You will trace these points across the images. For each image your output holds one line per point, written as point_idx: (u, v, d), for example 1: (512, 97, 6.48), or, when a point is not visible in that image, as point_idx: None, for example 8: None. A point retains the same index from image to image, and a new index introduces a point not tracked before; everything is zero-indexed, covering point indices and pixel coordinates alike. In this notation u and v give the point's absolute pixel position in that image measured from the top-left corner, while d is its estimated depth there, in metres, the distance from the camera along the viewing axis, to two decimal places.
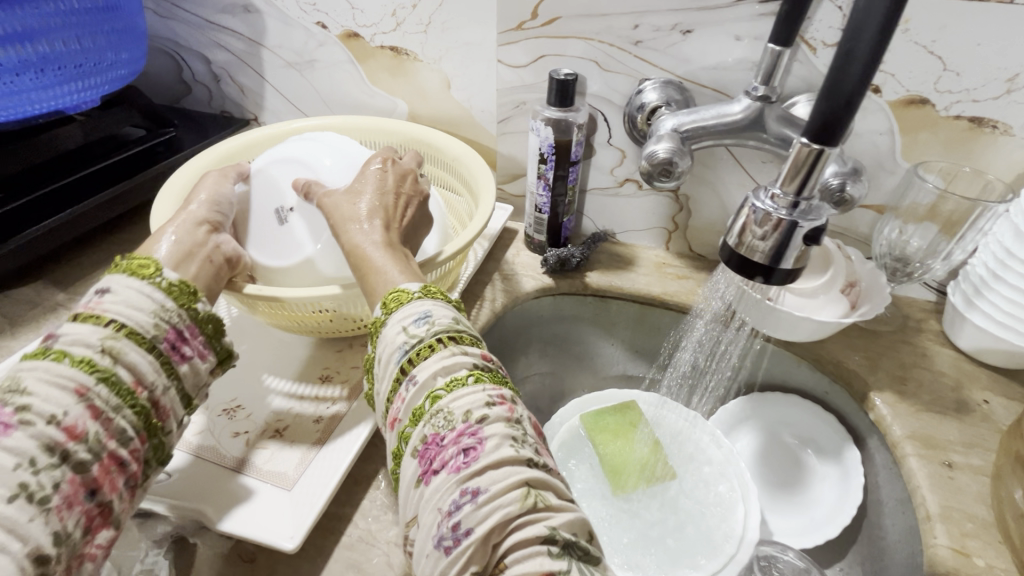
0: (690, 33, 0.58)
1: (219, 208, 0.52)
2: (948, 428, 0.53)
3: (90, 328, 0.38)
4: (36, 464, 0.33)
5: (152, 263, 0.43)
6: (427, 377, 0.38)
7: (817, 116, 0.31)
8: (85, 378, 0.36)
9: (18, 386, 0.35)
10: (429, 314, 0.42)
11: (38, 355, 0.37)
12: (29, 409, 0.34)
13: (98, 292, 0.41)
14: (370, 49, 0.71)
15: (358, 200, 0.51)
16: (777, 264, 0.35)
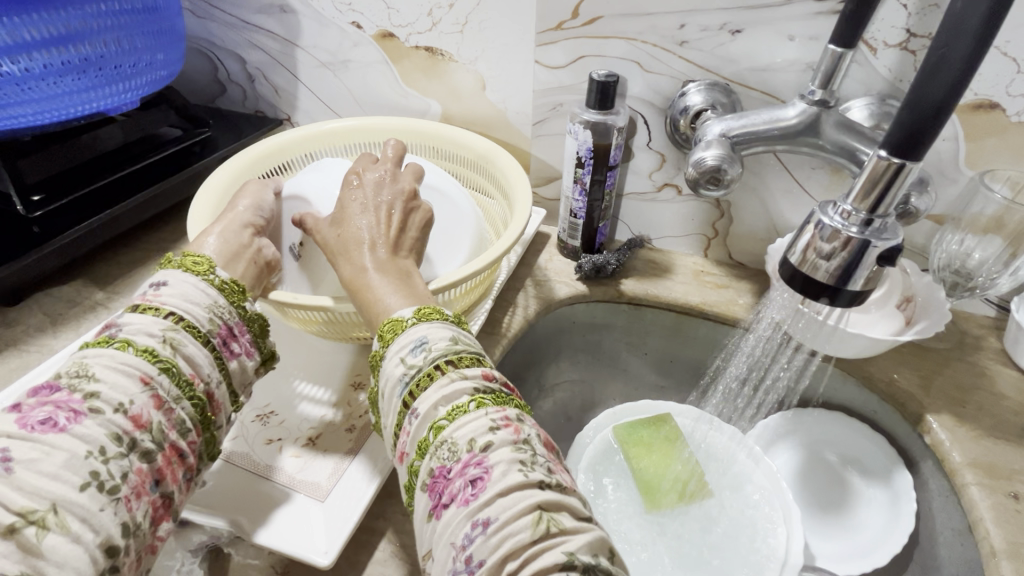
0: (739, 33, 0.55)
1: (263, 212, 0.53)
2: (1013, 456, 0.50)
3: (152, 319, 0.39)
4: (106, 453, 0.33)
5: (206, 260, 0.44)
6: (427, 409, 0.37)
7: (900, 127, 0.29)
8: (149, 367, 0.37)
9: (86, 372, 0.35)
10: (426, 341, 0.40)
11: (104, 344, 0.37)
12: (97, 397, 0.34)
13: (154, 285, 0.42)
14: (405, 49, 0.70)
15: (353, 220, 0.49)
16: (845, 284, 0.33)
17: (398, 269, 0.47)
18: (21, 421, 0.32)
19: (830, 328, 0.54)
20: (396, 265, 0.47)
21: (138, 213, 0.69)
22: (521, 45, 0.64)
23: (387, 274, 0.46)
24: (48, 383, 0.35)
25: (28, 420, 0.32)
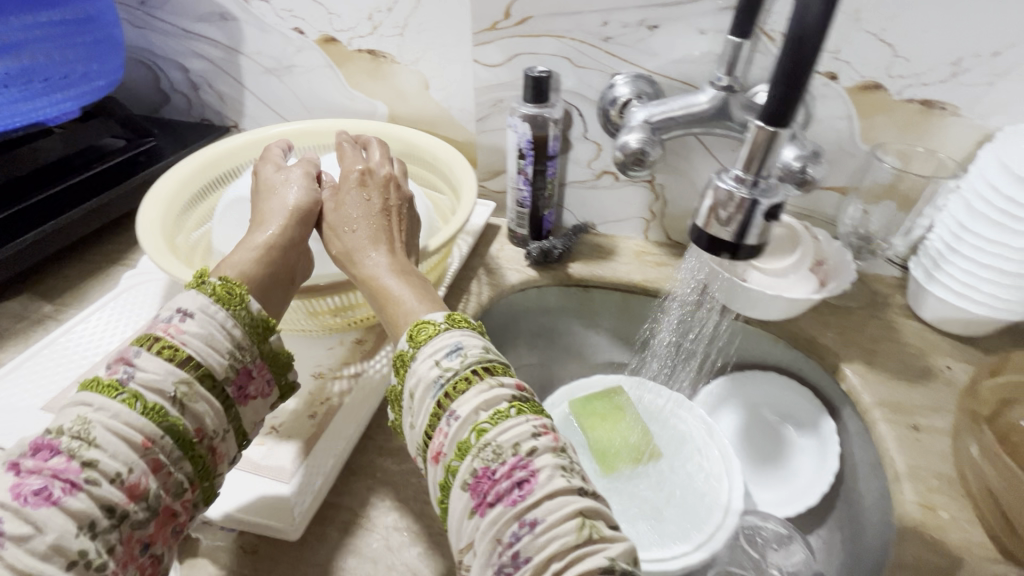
0: (656, 28, 0.60)
1: (302, 224, 0.53)
2: (914, 394, 0.56)
3: (169, 365, 0.38)
4: (95, 528, 0.32)
5: (239, 293, 0.44)
6: (468, 411, 0.38)
7: (769, 101, 0.33)
8: (152, 431, 0.36)
9: (86, 436, 0.34)
10: (460, 346, 0.42)
11: (111, 391, 0.36)
12: (97, 464, 0.33)
13: (178, 313, 0.41)
14: (348, 53, 0.72)
15: (353, 232, 0.54)
16: (742, 241, 0.38)
17: (405, 266, 0.52)
18: (15, 488, 0.32)
19: (751, 292, 0.60)
20: (403, 262, 0.52)
21: (83, 223, 0.68)
22: (459, 45, 0.68)
23: (399, 271, 0.51)
24: (49, 438, 0.34)
25: (22, 489, 0.31)
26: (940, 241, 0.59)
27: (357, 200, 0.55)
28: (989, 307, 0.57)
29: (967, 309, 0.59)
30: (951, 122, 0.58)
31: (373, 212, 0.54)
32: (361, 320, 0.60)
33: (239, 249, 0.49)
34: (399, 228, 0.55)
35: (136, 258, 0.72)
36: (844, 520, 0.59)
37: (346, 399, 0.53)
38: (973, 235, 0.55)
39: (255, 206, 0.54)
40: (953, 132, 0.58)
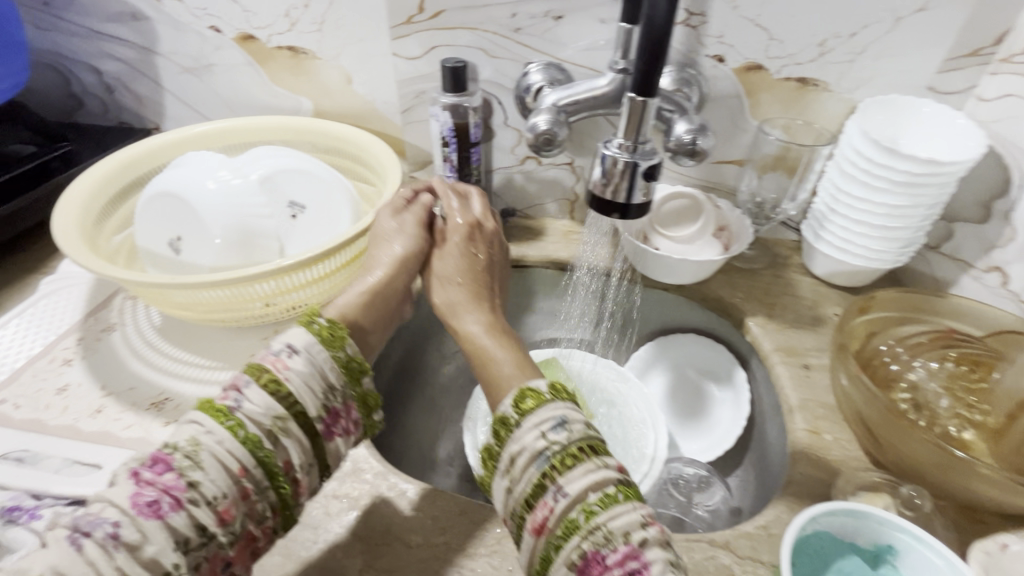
0: (561, 19, 0.65)
1: (393, 274, 0.58)
2: (807, 339, 0.63)
3: (270, 398, 0.41)
4: (186, 546, 0.36)
5: (341, 334, 0.47)
6: (576, 491, 0.38)
7: (638, 73, 0.38)
8: (246, 461, 0.39)
9: (195, 457, 0.38)
10: (566, 419, 0.41)
11: (221, 416, 0.40)
12: (198, 486, 0.37)
13: (286, 348, 0.44)
14: (268, 50, 0.73)
15: (453, 287, 0.59)
16: (630, 201, 0.42)
17: (503, 327, 0.55)
18: (134, 498, 0.36)
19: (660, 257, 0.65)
20: (496, 321, 0.55)
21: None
22: (378, 39, 0.70)
23: (494, 333, 0.53)
24: (166, 453, 0.38)
25: (139, 500, 0.36)
26: (823, 204, 0.66)
27: (458, 253, 0.61)
28: (866, 258, 0.64)
29: (849, 263, 0.66)
30: (824, 96, 0.65)
31: (470, 265, 0.61)
32: (295, 307, 0.61)
33: (349, 287, 0.56)
34: (488, 281, 0.61)
35: (55, 264, 0.70)
36: (755, 457, 0.66)
37: None
38: (846, 194, 0.63)
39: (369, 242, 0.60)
40: (826, 106, 0.66)
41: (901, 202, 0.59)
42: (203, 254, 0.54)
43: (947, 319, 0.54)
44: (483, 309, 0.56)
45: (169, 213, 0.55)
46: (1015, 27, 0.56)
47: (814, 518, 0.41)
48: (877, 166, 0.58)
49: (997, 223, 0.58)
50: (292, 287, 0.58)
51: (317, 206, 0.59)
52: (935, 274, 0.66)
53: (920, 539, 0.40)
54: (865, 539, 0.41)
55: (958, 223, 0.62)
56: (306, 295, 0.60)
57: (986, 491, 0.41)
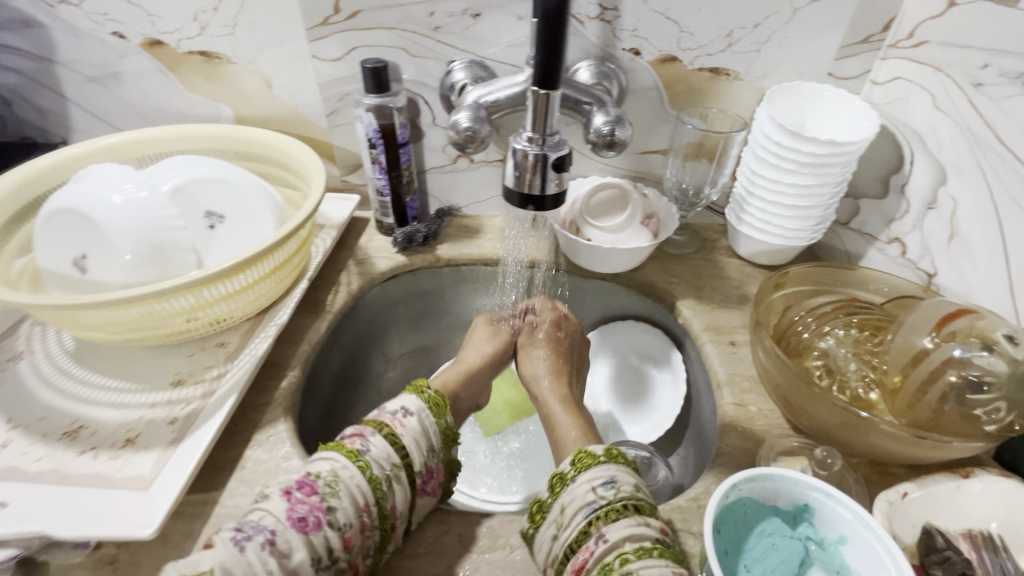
0: (479, 17, 0.65)
1: (485, 352, 0.67)
2: (734, 317, 0.66)
3: (388, 447, 0.47)
4: (315, 564, 0.40)
5: (446, 404, 0.54)
6: (616, 538, 0.41)
7: (538, 66, 0.39)
8: (370, 497, 0.44)
9: (335, 486, 0.43)
10: (616, 479, 0.45)
11: (351, 456, 0.45)
12: (334, 512, 0.42)
13: (402, 411, 0.51)
14: (179, 56, 0.70)
15: (539, 361, 0.68)
16: (544, 193, 0.43)
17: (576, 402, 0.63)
18: (288, 512, 0.40)
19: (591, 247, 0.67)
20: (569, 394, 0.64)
21: None
22: (294, 41, 0.68)
23: (565, 401, 0.63)
24: (311, 478, 0.43)
25: (293, 513, 0.40)
26: (741, 187, 0.69)
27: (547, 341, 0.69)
28: (783, 237, 0.68)
29: (769, 242, 0.69)
30: (735, 85, 0.68)
31: (560, 344, 0.69)
32: (221, 320, 0.58)
33: (454, 363, 0.66)
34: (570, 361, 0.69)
35: None
36: (691, 434, 0.68)
37: (208, 401, 0.52)
38: (760, 177, 0.66)
39: (467, 337, 0.70)
40: (738, 94, 0.69)
41: (809, 182, 0.62)
42: (111, 271, 0.52)
43: (853, 289, 0.58)
44: (557, 378, 0.66)
45: (72, 229, 0.52)
46: (898, 14, 0.60)
47: (736, 486, 0.42)
48: (784, 149, 0.61)
49: (894, 196, 0.62)
50: (213, 299, 0.56)
51: (236, 215, 0.57)
52: (846, 248, 0.70)
53: (832, 495, 0.42)
54: (786, 501, 0.43)
55: (863, 198, 0.67)
56: (230, 307, 0.58)
57: (886, 445, 0.43)
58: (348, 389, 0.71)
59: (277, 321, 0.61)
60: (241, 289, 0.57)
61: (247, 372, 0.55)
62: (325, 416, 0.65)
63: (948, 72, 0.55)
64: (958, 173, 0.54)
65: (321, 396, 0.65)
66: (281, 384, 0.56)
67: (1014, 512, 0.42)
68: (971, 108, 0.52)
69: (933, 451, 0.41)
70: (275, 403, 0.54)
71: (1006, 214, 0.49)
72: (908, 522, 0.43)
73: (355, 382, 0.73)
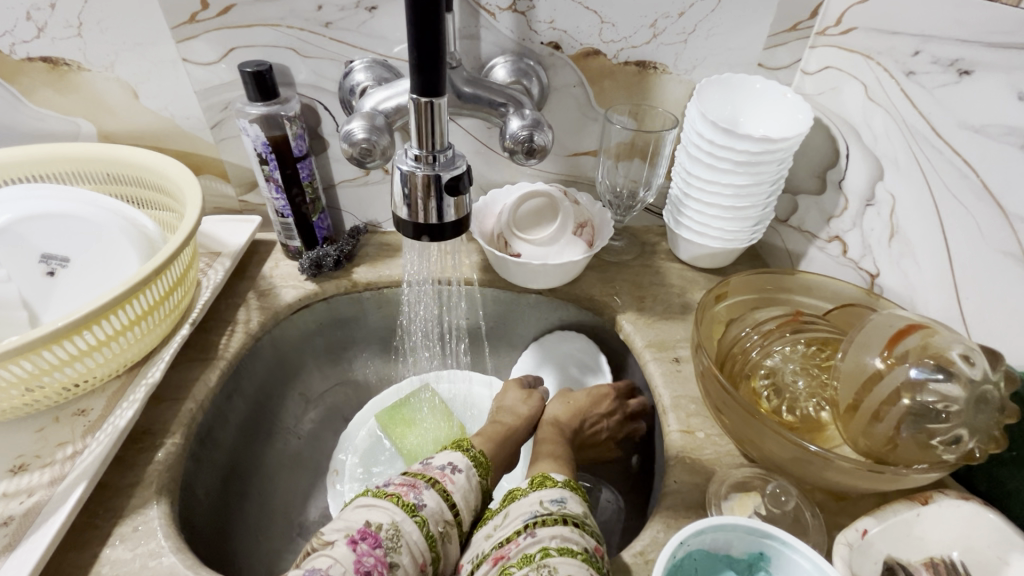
0: (375, 10, 0.57)
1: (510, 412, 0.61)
2: (676, 329, 0.61)
3: (441, 504, 0.45)
4: None
5: (487, 465, 0.51)
6: (544, 535, 0.41)
7: (414, 70, 0.31)
8: (428, 556, 0.42)
9: (397, 541, 0.41)
10: (566, 500, 0.45)
11: (408, 509, 0.43)
12: (396, 566, 0.40)
13: (450, 466, 0.49)
14: (16, 63, 0.59)
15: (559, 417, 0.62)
16: (441, 221, 0.36)
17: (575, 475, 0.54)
18: (355, 563, 0.39)
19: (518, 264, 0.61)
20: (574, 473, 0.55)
21: None
22: (156, 43, 0.58)
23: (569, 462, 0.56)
24: (373, 529, 0.41)
25: (360, 564, 0.39)
26: (677, 189, 0.65)
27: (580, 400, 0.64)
28: (721, 240, 0.63)
29: (707, 246, 0.65)
30: (664, 79, 0.63)
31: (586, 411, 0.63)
32: (77, 385, 0.48)
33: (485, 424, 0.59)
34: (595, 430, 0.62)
35: None
36: (649, 456, 0.62)
37: (55, 490, 0.43)
38: (695, 180, 0.61)
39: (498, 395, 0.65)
40: (668, 88, 0.64)
41: (744, 182, 0.58)
42: None
43: (797, 295, 0.55)
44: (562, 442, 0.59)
45: None
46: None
47: (684, 542, 0.37)
48: (718, 147, 0.56)
49: (832, 192, 0.59)
50: (58, 363, 0.45)
51: (83, 257, 0.47)
52: (787, 247, 0.67)
53: (789, 543, 0.37)
54: (739, 549, 0.39)
55: (801, 194, 0.63)
56: (85, 369, 0.48)
57: (840, 479, 0.39)
58: (256, 441, 0.62)
59: (150, 380, 0.51)
60: (95, 346, 0.47)
61: (108, 448, 0.45)
62: (223, 479, 0.56)
63: (878, 60, 0.52)
64: (895, 167, 0.51)
65: (218, 458, 0.55)
66: (155, 457, 0.47)
67: (977, 537, 0.39)
68: (905, 99, 0.49)
69: (889, 484, 0.38)
70: (145, 482, 0.45)
71: (947, 211, 0.46)
72: (869, 561, 0.39)
73: (265, 430, 0.64)
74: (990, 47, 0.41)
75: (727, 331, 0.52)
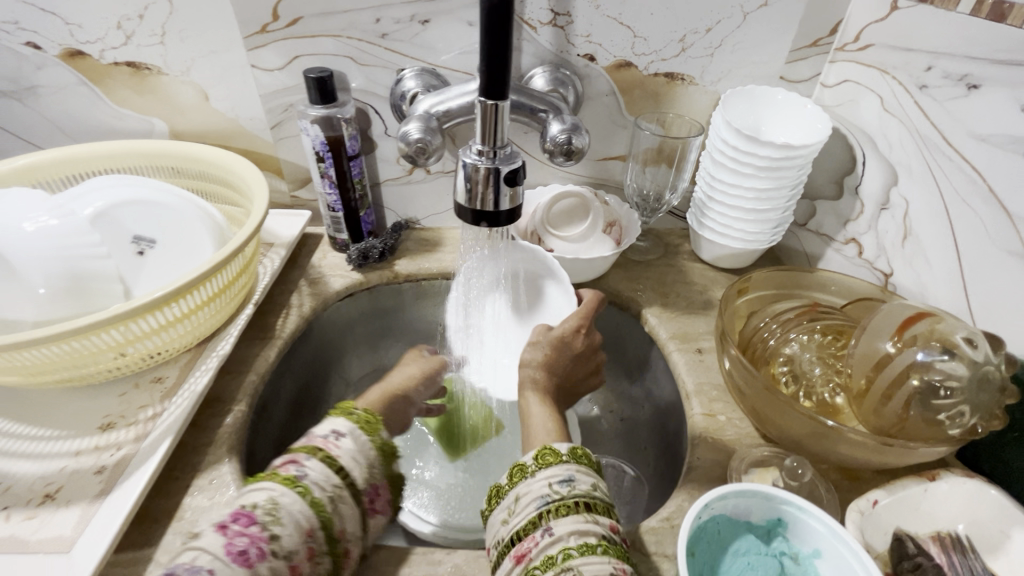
0: (427, 23, 0.62)
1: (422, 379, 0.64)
2: (699, 323, 0.65)
3: (328, 470, 0.44)
4: None
5: (376, 419, 0.51)
6: (563, 531, 0.39)
7: (484, 76, 0.36)
8: (314, 521, 0.41)
9: (277, 512, 0.40)
10: (573, 477, 0.43)
11: (288, 484, 0.42)
12: (278, 541, 0.39)
13: (334, 433, 0.48)
14: (103, 67, 0.65)
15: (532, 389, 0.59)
16: (498, 209, 0.41)
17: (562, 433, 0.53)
18: (226, 547, 0.37)
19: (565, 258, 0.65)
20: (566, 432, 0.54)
21: None
22: (230, 51, 0.64)
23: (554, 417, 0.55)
24: (247, 509, 0.39)
25: (232, 547, 0.37)
26: (701, 193, 0.69)
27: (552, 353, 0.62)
28: (743, 241, 0.67)
29: (729, 247, 0.68)
30: (691, 90, 0.68)
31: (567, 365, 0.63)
32: (157, 354, 0.53)
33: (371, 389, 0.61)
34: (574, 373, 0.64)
35: None
36: (664, 442, 0.63)
37: (141, 445, 0.48)
38: (719, 183, 0.65)
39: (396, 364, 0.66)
40: (694, 99, 0.69)
41: (766, 186, 0.62)
42: (20, 308, 0.46)
43: (814, 292, 0.58)
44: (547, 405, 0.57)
45: None
46: (845, 18, 0.61)
47: (709, 505, 0.41)
48: (742, 153, 0.60)
49: (849, 197, 0.62)
50: (145, 333, 0.51)
51: (169, 239, 0.53)
52: (805, 249, 0.71)
53: (805, 509, 0.41)
54: (759, 516, 0.42)
55: (819, 199, 0.67)
56: (164, 340, 0.53)
57: (853, 453, 0.43)
58: (304, 418, 0.67)
59: (219, 353, 0.56)
60: (176, 319, 0.52)
61: (186, 411, 0.50)
62: (276, 449, 0.60)
63: (894, 75, 0.56)
64: (908, 174, 0.54)
65: (272, 429, 0.60)
66: (224, 422, 0.52)
67: (980, 512, 0.42)
68: (917, 110, 0.53)
69: (898, 458, 0.41)
70: (217, 442, 0.50)
71: (956, 213, 0.50)
72: (879, 530, 0.42)
73: (311, 408, 0.69)
74: (995, 64, 0.45)
75: (749, 323, 0.56)
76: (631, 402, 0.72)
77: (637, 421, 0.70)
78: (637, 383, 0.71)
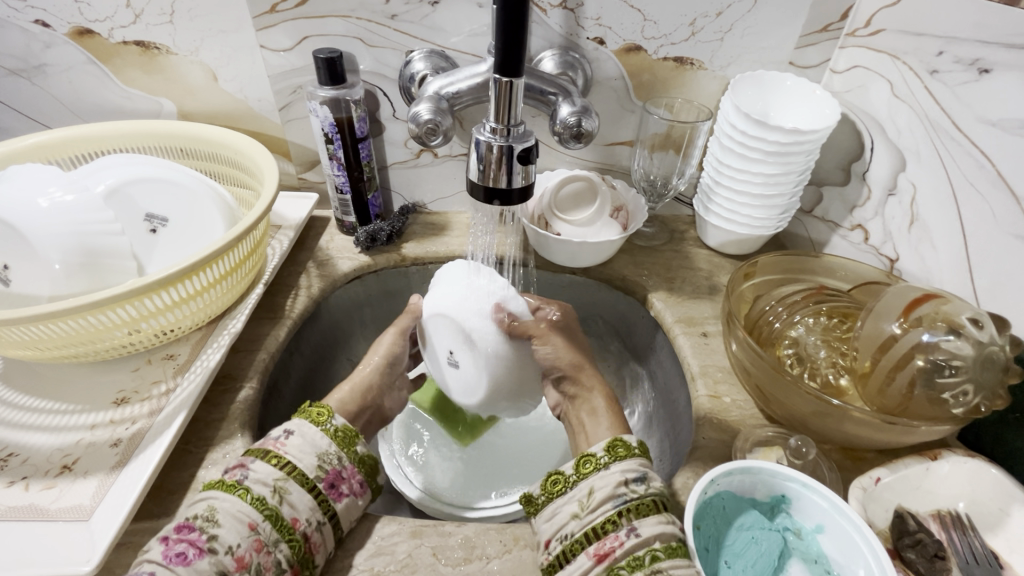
0: (437, 4, 0.62)
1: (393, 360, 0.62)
2: (704, 307, 0.65)
3: (272, 468, 0.42)
4: None
5: (326, 409, 0.49)
6: (649, 534, 0.39)
7: (499, 54, 0.37)
8: (256, 515, 0.40)
9: (213, 516, 0.39)
10: (648, 475, 0.43)
11: (229, 487, 0.41)
12: (217, 539, 0.38)
13: (283, 432, 0.46)
14: (112, 46, 0.65)
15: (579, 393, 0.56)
16: (511, 188, 0.41)
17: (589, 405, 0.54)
18: (163, 553, 0.37)
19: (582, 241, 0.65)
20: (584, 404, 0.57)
21: None
22: (239, 30, 0.64)
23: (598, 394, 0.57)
24: (189, 519, 0.39)
25: (169, 551, 0.37)
26: (708, 177, 0.69)
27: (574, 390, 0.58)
28: (749, 226, 0.67)
29: (735, 230, 0.69)
30: (701, 74, 0.68)
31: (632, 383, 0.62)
32: (170, 332, 0.53)
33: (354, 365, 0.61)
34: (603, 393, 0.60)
35: None
36: (666, 427, 0.64)
37: (155, 419, 0.48)
38: (727, 169, 0.65)
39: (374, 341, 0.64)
40: (703, 84, 0.69)
41: (774, 170, 0.62)
42: (36, 282, 0.47)
43: (821, 276, 0.59)
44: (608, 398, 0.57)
45: None
46: (856, 3, 0.61)
47: (715, 481, 0.41)
48: (750, 138, 0.60)
49: (856, 184, 0.63)
50: (157, 310, 0.50)
51: (180, 218, 0.54)
52: (811, 236, 0.71)
53: (809, 485, 0.41)
54: (763, 492, 0.43)
55: (825, 185, 0.67)
56: (179, 317, 0.53)
57: (856, 430, 0.44)
58: (312, 397, 0.67)
59: (231, 330, 0.57)
60: (189, 297, 0.52)
61: (199, 386, 0.51)
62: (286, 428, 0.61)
63: (904, 60, 0.56)
64: (916, 159, 0.55)
65: (282, 408, 0.61)
66: (236, 398, 0.52)
67: (981, 491, 0.43)
68: (928, 96, 0.53)
69: (901, 436, 0.42)
70: (229, 418, 0.51)
71: (963, 199, 0.50)
72: (881, 507, 0.43)
73: (318, 389, 0.69)
74: (1007, 48, 0.45)
75: (754, 306, 0.57)
76: (635, 388, 0.72)
77: (641, 406, 0.71)
78: (641, 370, 0.72)
